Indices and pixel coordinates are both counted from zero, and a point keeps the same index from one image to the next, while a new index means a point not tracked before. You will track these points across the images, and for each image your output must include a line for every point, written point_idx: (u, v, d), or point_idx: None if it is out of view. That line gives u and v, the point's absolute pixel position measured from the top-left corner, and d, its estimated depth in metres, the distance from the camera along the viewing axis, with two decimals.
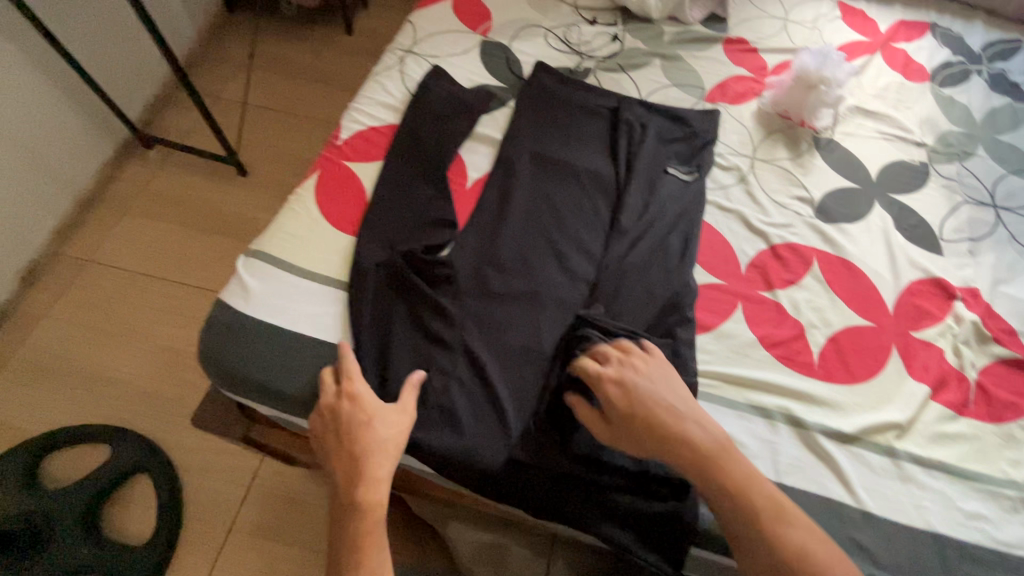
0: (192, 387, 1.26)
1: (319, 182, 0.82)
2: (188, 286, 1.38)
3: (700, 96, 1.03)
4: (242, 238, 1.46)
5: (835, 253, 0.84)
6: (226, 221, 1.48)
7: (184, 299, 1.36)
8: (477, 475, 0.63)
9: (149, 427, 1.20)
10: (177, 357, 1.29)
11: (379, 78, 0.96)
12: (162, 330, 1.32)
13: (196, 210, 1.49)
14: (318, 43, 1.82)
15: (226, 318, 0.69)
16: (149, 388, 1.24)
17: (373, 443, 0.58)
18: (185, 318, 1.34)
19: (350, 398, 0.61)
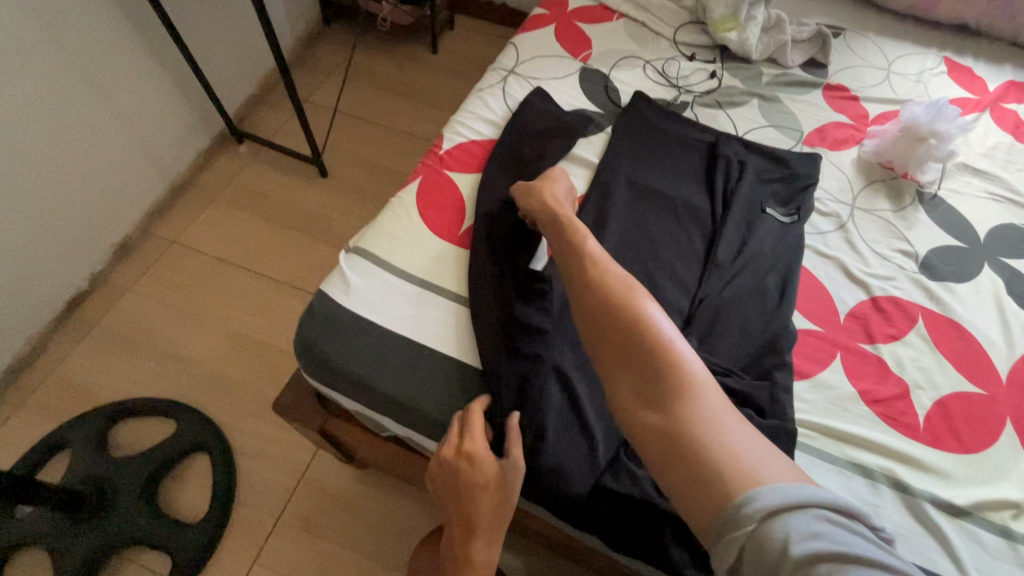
0: (257, 373, 1.30)
1: (421, 187, 0.84)
2: (263, 275, 1.43)
3: (798, 139, 1.01)
4: (317, 235, 1.51)
5: (942, 313, 0.80)
6: (305, 218, 1.54)
7: (257, 287, 1.41)
8: (561, 496, 0.62)
9: (213, 407, 1.24)
10: (247, 343, 1.33)
11: (482, 95, 0.99)
12: (234, 316, 1.36)
13: (278, 204, 1.55)
14: (406, 58, 1.90)
15: (326, 310, 0.71)
16: (217, 369, 1.29)
17: (490, 513, 0.59)
18: (257, 307, 1.38)
19: (469, 459, 0.59)
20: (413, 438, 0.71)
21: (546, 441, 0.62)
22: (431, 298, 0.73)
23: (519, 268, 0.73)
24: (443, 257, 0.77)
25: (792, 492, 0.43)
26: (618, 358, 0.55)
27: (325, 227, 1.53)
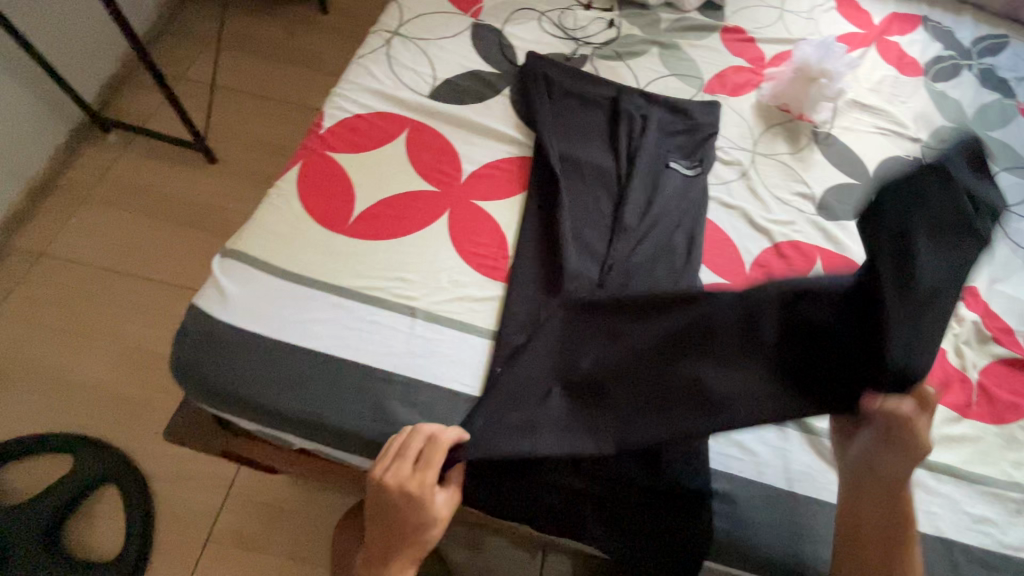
0: (163, 389, 1.19)
1: (302, 174, 0.75)
2: (157, 281, 1.29)
3: (699, 86, 1.00)
4: (213, 231, 1.37)
5: (838, 252, 0.83)
6: (196, 211, 1.39)
7: (151, 295, 1.27)
8: (483, 491, 0.61)
9: (116, 433, 1.12)
10: (147, 358, 1.21)
11: (364, 62, 0.89)
12: (128, 330, 1.23)
13: (161, 200, 1.39)
14: (292, 20, 1.71)
15: (204, 327, 0.63)
16: (115, 391, 1.16)
17: (422, 543, 0.55)
18: (154, 317, 1.25)
19: (406, 493, 0.53)
20: (323, 450, 0.66)
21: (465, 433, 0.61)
22: (324, 298, 0.66)
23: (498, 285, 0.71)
24: (334, 251, 0.70)
25: None
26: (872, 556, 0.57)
27: (223, 220, 1.39)
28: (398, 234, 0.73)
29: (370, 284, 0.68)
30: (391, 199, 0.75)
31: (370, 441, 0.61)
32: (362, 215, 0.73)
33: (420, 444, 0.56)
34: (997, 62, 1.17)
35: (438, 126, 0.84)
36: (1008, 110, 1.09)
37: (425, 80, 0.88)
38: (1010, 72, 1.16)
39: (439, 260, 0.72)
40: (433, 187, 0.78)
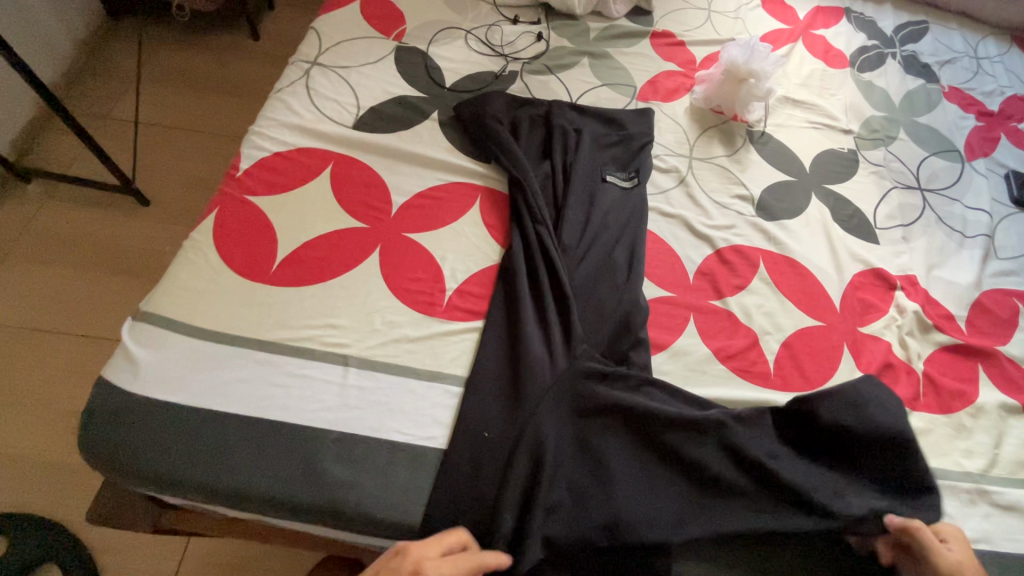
0: None
1: (219, 222, 0.71)
2: (93, 337, 1.21)
3: (632, 95, 0.99)
4: (150, 278, 1.30)
5: (779, 252, 0.83)
6: (129, 258, 1.31)
7: (86, 352, 1.19)
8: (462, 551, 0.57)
9: (55, 506, 1.04)
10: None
11: (282, 95, 0.85)
12: (64, 393, 1.15)
13: (92, 249, 1.31)
14: (221, 49, 1.65)
15: (116, 400, 0.58)
16: (52, 460, 1.08)
17: None
18: (91, 376, 1.18)
19: (416, 571, 0.49)
20: (259, 518, 0.61)
21: (450, 489, 0.59)
22: (247, 354, 0.62)
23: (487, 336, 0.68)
24: (256, 302, 0.66)
25: None
26: None
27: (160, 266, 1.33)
28: (326, 276, 0.69)
29: (298, 334, 0.65)
30: (317, 240, 0.72)
31: (306, 505, 0.57)
32: (286, 260, 0.69)
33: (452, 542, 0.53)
34: (919, 48, 1.20)
35: (364, 157, 0.81)
36: (933, 94, 1.12)
37: (348, 110, 0.85)
38: (932, 57, 1.19)
39: (372, 300, 0.69)
40: (361, 223, 0.74)
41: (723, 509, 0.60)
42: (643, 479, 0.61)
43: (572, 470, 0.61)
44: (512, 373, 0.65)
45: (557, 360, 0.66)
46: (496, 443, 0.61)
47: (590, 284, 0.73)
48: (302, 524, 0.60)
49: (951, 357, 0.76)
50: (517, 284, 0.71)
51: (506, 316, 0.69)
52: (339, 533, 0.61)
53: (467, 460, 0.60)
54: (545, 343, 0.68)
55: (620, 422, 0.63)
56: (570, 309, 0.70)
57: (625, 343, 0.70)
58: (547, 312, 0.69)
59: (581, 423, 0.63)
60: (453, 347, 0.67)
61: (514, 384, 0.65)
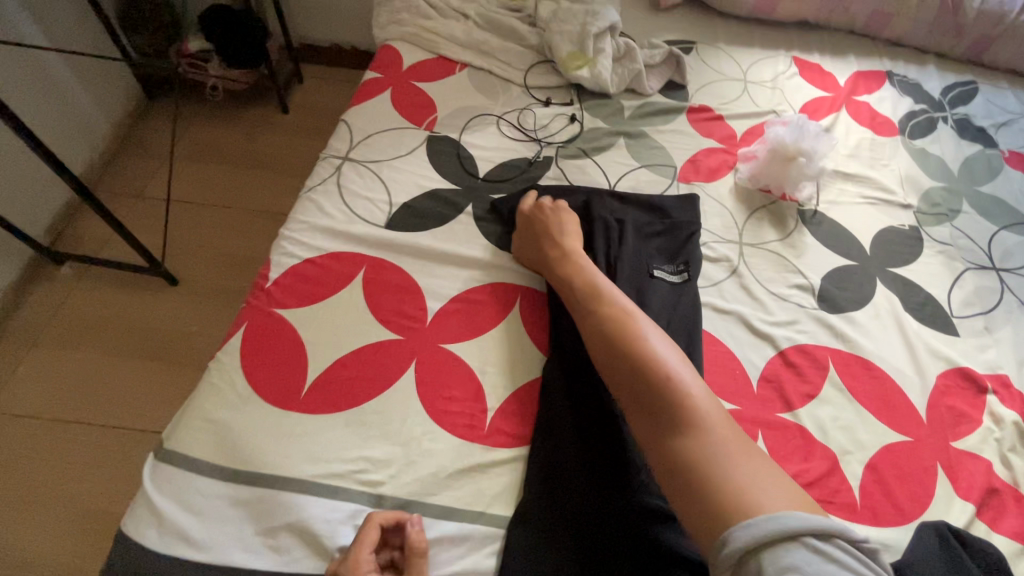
0: None
1: (246, 341, 0.67)
2: (118, 427, 1.18)
3: (672, 176, 0.94)
4: (175, 361, 1.27)
5: (849, 351, 0.75)
6: (156, 341, 1.29)
7: (111, 443, 1.16)
8: None
9: None
10: (101, 520, 1.08)
11: (313, 194, 0.82)
12: (83, 489, 1.10)
13: (119, 332, 1.29)
14: (252, 125, 1.68)
15: (135, 559, 0.53)
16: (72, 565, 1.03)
17: None
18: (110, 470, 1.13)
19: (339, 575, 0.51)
20: None
21: None
22: (274, 499, 0.57)
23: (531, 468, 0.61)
24: (285, 434, 0.61)
25: (769, 524, 0.45)
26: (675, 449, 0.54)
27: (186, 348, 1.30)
28: (359, 400, 0.64)
29: (329, 471, 0.59)
30: (350, 358, 0.67)
31: None
32: (316, 382, 0.65)
33: (372, 536, 0.53)
34: (970, 111, 1.14)
35: (397, 259, 0.77)
36: (994, 160, 1.05)
37: (380, 207, 0.82)
38: (986, 120, 1.13)
39: (408, 426, 0.63)
40: (395, 335, 0.70)
41: None
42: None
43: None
44: (560, 514, 0.58)
45: (610, 498, 0.58)
46: None
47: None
48: None
49: None
50: (564, 406, 0.64)
51: (553, 448, 0.62)
52: None
53: None
54: (597, 476, 0.60)
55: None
56: (628, 437, 0.62)
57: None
58: (597, 438, 0.62)
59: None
60: (498, 480, 0.61)
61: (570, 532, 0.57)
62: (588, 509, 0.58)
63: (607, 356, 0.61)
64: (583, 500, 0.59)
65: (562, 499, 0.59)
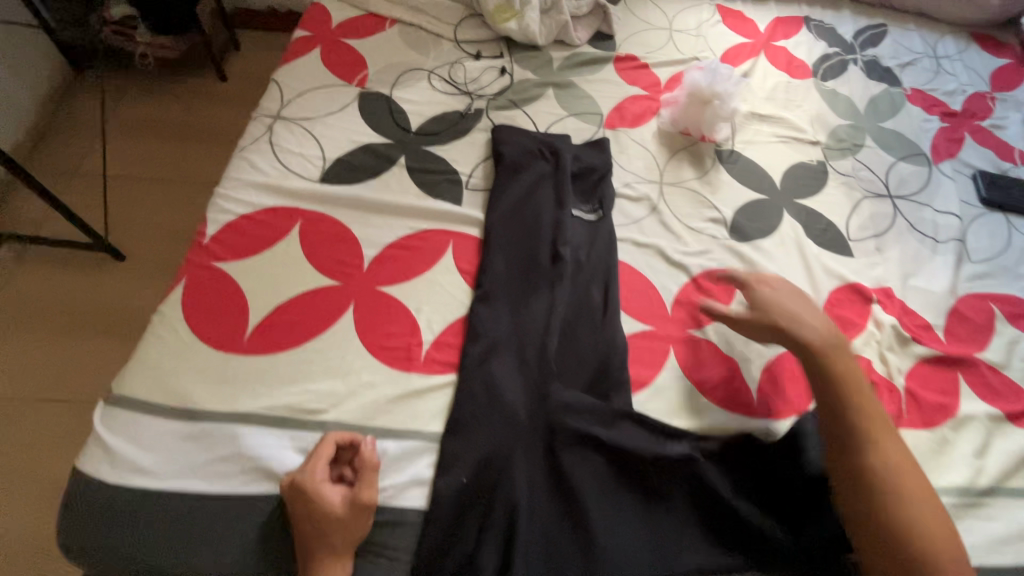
0: None
1: (187, 295, 0.70)
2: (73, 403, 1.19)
3: (599, 123, 0.99)
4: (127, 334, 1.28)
5: (755, 274, 0.83)
6: (106, 316, 1.29)
7: (70, 419, 1.17)
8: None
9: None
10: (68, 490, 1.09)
11: (246, 153, 0.84)
12: (45, 464, 1.12)
13: (67, 311, 1.29)
14: (189, 95, 1.64)
15: (92, 491, 0.57)
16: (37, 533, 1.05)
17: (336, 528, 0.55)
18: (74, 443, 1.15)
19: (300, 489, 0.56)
20: None
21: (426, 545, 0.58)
22: (224, 430, 0.61)
23: (460, 381, 0.68)
24: (229, 374, 0.65)
25: None
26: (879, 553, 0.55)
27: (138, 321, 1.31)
28: (299, 341, 0.69)
29: (275, 403, 0.64)
30: (290, 303, 0.71)
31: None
32: (257, 328, 0.69)
33: (326, 454, 0.59)
34: (879, 52, 1.22)
35: (332, 212, 0.80)
36: (897, 98, 1.13)
37: (314, 163, 0.85)
38: (893, 60, 1.20)
39: (348, 361, 0.68)
40: (333, 281, 0.74)
41: (685, 539, 0.60)
42: (620, 520, 0.60)
43: (549, 516, 0.59)
44: (487, 415, 0.64)
45: (531, 400, 0.65)
46: (475, 491, 0.60)
47: (562, 323, 0.72)
48: None
49: (933, 370, 0.76)
50: (486, 328, 0.71)
51: (480, 366, 0.68)
52: None
53: (445, 510, 0.59)
54: (519, 383, 0.67)
55: (597, 458, 0.63)
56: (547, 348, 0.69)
57: (608, 386, 0.69)
58: (520, 353, 0.70)
59: (554, 462, 0.62)
60: (433, 403, 0.67)
61: (495, 433, 0.63)
62: (515, 413, 0.64)
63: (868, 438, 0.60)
64: (512, 402, 0.65)
65: (487, 405, 0.65)
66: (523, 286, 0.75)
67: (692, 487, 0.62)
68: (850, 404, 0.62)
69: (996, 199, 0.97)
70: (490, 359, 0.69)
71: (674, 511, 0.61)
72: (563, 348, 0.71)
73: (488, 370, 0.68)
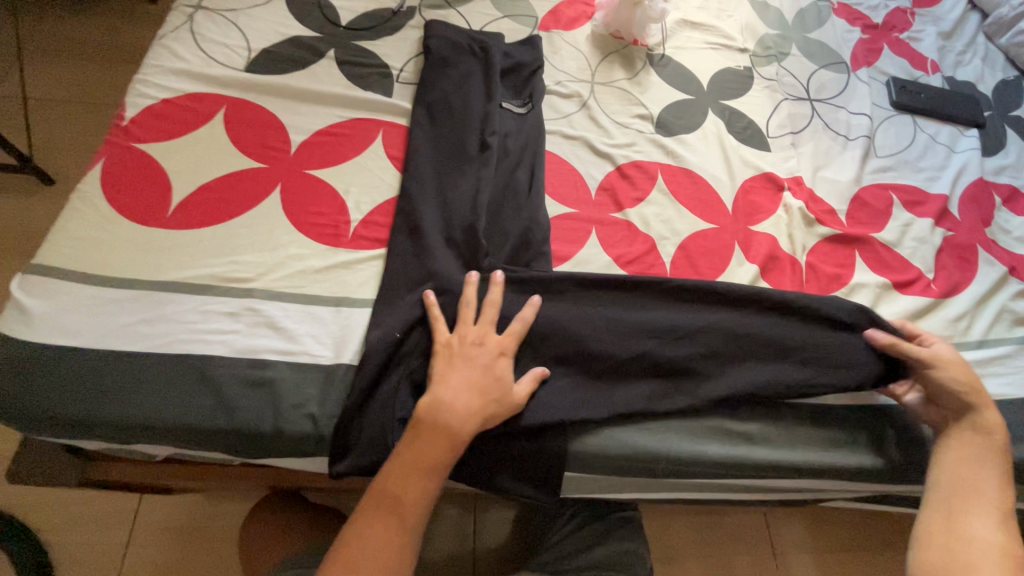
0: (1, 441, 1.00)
1: (108, 174, 0.69)
2: None
3: (533, 25, 0.99)
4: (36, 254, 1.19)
5: (676, 164, 0.87)
6: (19, 236, 1.21)
7: None
8: (359, 443, 0.60)
9: None
10: None
11: (165, 42, 0.82)
12: None
13: None
14: (115, 16, 1.51)
15: (11, 347, 0.58)
16: None
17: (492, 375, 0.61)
18: None
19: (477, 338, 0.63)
20: (185, 451, 0.62)
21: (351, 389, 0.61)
22: (148, 296, 0.62)
23: (390, 252, 0.70)
24: (153, 246, 0.66)
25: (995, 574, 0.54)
26: (956, 504, 0.60)
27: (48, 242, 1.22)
28: (225, 217, 0.69)
29: (201, 272, 0.65)
30: (215, 182, 0.71)
31: (218, 429, 0.58)
32: (181, 204, 0.69)
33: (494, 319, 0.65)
34: None
35: (259, 100, 0.80)
36: (823, 11, 1.15)
37: (238, 53, 0.83)
38: None
39: (274, 236, 0.69)
40: (259, 163, 0.74)
41: (604, 390, 0.65)
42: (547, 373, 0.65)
43: None
44: (414, 282, 0.68)
45: (457, 270, 0.70)
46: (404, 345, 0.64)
47: (490, 203, 0.75)
48: (224, 455, 0.62)
49: (833, 247, 0.83)
50: (411, 207, 0.73)
51: (410, 239, 0.71)
52: (258, 461, 0.63)
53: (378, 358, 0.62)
54: (446, 255, 0.71)
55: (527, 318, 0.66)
56: (474, 224, 0.72)
57: (530, 258, 0.73)
58: (448, 230, 0.72)
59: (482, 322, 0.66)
60: (360, 273, 0.69)
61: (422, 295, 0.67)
62: (443, 280, 0.68)
63: (972, 466, 0.62)
64: (440, 269, 0.68)
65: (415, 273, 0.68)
66: (451, 170, 0.77)
67: (632, 348, 0.67)
68: (984, 435, 0.63)
69: (905, 103, 1.03)
70: (421, 231, 0.71)
71: (603, 369, 0.66)
72: (491, 224, 0.74)
73: (417, 242, 0.71)
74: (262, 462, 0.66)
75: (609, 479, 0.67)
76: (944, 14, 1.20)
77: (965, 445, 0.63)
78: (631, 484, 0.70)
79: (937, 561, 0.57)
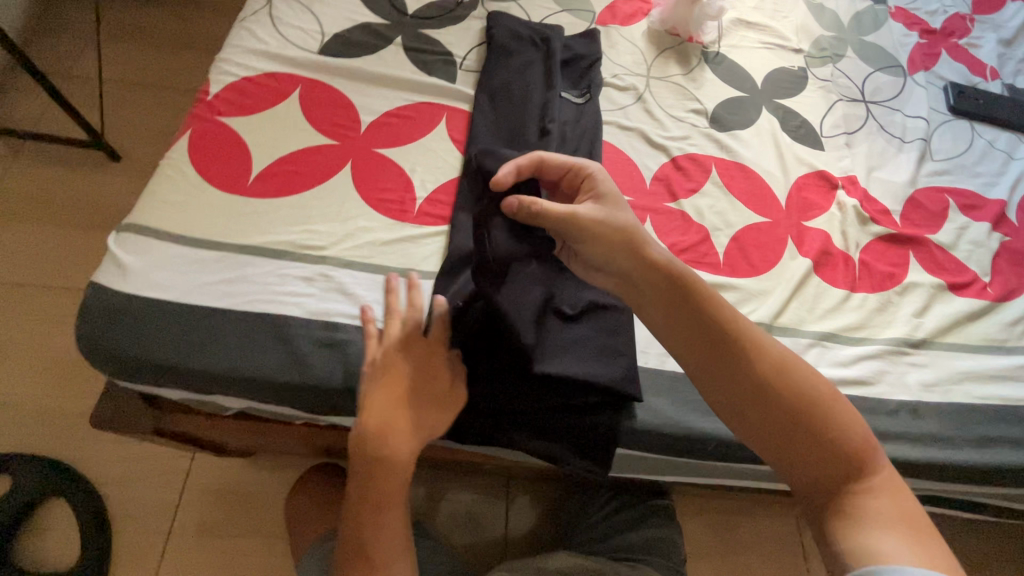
0: (67, 398, 1.06)
1: (194, 144, 0.74)
2: (53, 287, 1.17)
3: (590, 19, 1.01)
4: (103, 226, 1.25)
5: (730, 158, 0.88)
6: (86, 208, 1.27)
7: (50, 303, 1.16)
8: None
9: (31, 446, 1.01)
10: (58, 366, 1.08)
11: (246, 24, 0.86)
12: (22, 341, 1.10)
13: (50, 202, 1.26)
14: (180, 4, 1.58)
15: (108, 297, 0.62)
16: (23, 402, 1.04)
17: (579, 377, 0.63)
18: (54, 325, 1.13)
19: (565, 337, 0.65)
20: (257, 406, 0.66)
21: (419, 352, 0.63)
22: (230, 257, 0.66)
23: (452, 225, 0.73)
24: (236, 211, 0.70)
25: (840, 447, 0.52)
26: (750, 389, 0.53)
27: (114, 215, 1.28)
28: (301, 189, 0.73)
29: (278, 238, 0.69)
30: (292, 155, 0.75)
31: (293, 384, 0.62)
32: (261, 174, 0.73)
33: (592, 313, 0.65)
34: None
35: (331, 81, 0.84)
36: (880, 14, 1.15)
37: (313, 37, 0.87)
38: None
39: (346, 208, 0.73)
40: (331, 140, 0.78)
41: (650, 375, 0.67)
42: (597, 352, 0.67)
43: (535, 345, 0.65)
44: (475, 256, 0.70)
45: None
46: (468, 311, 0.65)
47: None
48: (294, 410, 0.65)
49: (887, 246, 0.83)
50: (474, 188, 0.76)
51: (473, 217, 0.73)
52: (324, 418, 0.67)
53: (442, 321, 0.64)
54: None
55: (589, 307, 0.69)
56: None
57: None
58: None
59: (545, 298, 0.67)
60: (426, 247, 0.72)
61: None
62: None
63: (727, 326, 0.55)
64: None
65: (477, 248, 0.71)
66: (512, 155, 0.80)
67: None
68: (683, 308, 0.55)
69: (963, 107, 1.02)
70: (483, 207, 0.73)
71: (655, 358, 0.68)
72: None
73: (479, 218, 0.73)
74: (326, 422, 0.69)
75: (658, 458, 0.69)
76: (1005, 21, 1.18)
77: (690, 314, 0.55)
78: (679, 465, 0.71)
79: (776, 457, 0.53)
